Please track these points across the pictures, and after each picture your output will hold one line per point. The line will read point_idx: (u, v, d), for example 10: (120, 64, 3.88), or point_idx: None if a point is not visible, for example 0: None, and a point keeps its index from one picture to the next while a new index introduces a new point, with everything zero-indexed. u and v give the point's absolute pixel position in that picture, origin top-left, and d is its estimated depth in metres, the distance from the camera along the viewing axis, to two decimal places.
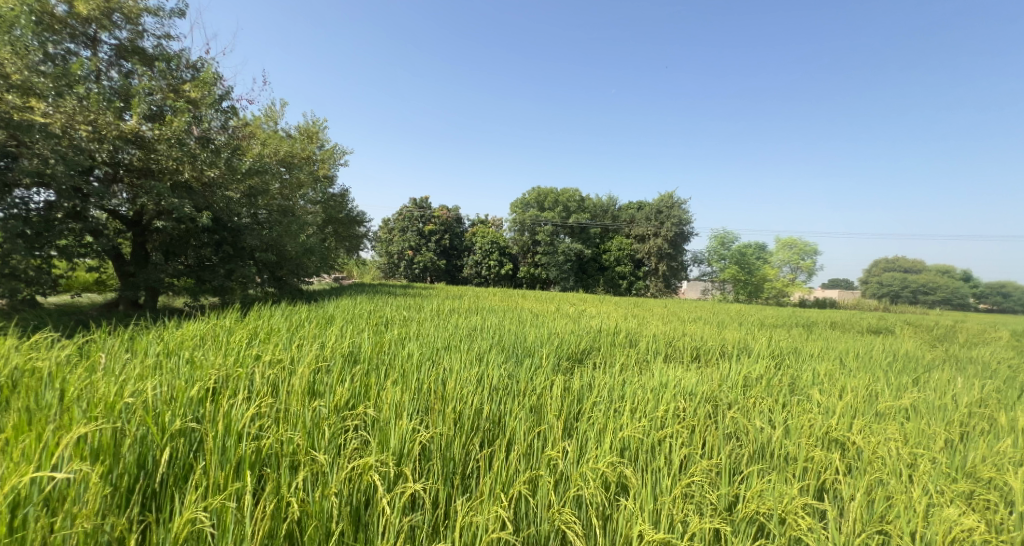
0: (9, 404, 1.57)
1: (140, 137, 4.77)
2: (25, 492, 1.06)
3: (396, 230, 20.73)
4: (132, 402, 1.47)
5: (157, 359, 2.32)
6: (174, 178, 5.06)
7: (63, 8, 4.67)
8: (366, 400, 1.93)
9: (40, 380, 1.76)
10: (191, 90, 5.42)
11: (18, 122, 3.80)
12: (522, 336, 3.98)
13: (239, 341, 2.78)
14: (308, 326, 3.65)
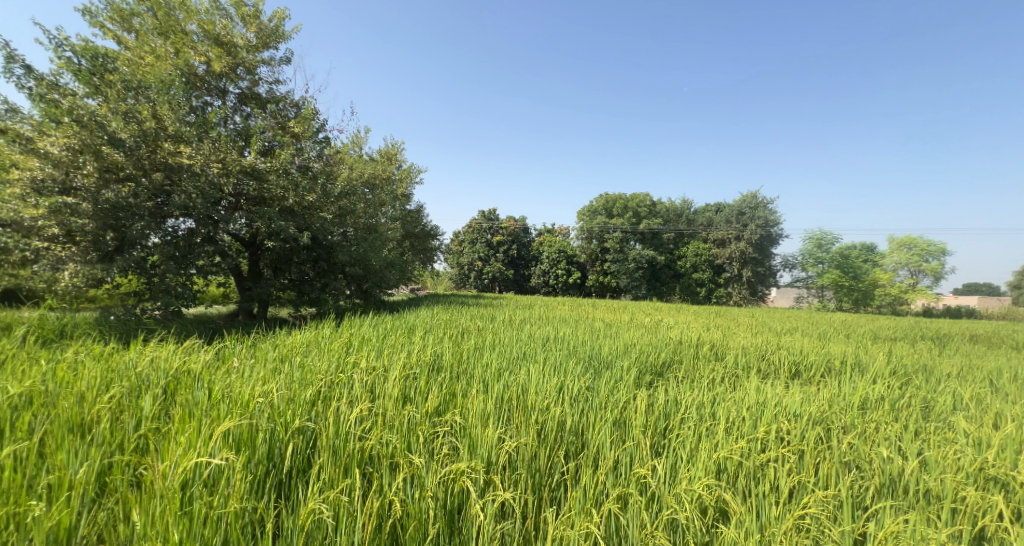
0: (172, 398, 1.90)
1: (256, 171, 5.42)
2: (190, 474, 1.27)
3: (466, 243, 21.45)
4: (262, 402, 1.69)
5: (274, 364, 2.65)
6: (282, 204, 5.75)
7: (202, 67, 5.61)
8: (451, 407, 2.02)
9: (192, 379, 2.09)
10: (296, 126, 6.14)
11: (172, 165, 4.67)
12: (597, 347, 3.90)
13: (339, 349, 3.07)
14: (393, 335, 3.92)
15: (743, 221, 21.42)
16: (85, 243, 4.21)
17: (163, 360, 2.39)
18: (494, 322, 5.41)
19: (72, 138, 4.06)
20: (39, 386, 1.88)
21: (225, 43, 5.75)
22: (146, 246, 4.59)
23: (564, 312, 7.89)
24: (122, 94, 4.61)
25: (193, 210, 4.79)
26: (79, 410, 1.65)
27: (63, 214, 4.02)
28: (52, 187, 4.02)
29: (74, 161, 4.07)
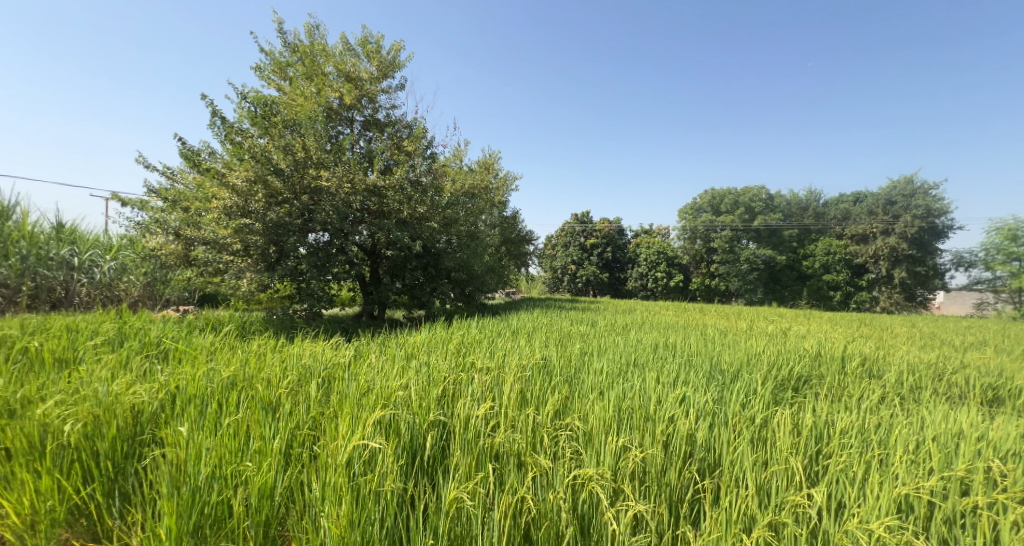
0: (330, 386, 2.20)
1: (376, 189, 6.03)
2: (352, 454, 1.45)
3: (559, 247, 21.37)
4: (401, 395, 1.86)
5: (404, 361, 2.90)
6: (398, 216, 6.30)
7: (337, 101, 6.38)
8: (570, 411, 1.99)
9: (344, 371, 2.40)
10: (409, 145, 6.71)
11: (315, 188, 5.38)
12: (717, 356, 3.55)
13: (455, 350, 3.26)
14: (495, 338, 4.03)
15: (894, 211, 17.97)
16: (257, 256, 5.08)
17: (319, 353, 2.78)
18: (596, 327, 5.26)
19: (250, 171, 5.01)
20: (239, 370, 2.34)
21: (355, 79, 6.51)
22: (299, 257, 5.40)
23: (671, 318, 7.39)
24: (282, 131, 5.50)
25: (333, 225, 5.51)
26: (267, 392, 2.01)
27: (242, 233, 4.92)
28: (235, 212, 4.91)
29: (250, 190, 4.97)
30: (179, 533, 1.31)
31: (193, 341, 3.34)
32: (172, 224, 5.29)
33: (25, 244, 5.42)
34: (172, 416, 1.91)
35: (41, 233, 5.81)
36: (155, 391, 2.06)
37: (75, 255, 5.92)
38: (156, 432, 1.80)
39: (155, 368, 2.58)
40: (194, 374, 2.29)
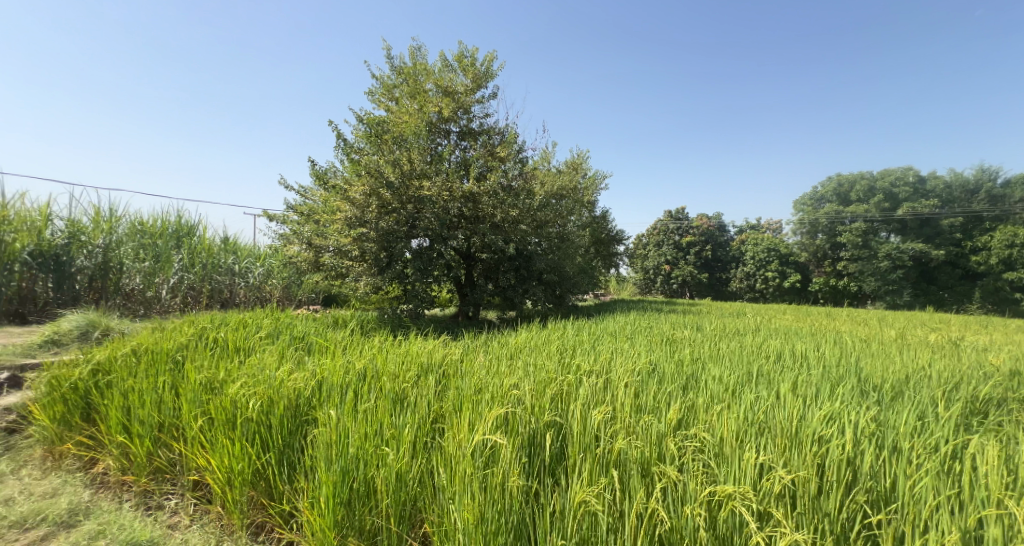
0: (446, 382, 2.32)
1: (471, 195, 6.09)
2: (476, 447, 1.51)
3: (650, 245, 20.23)
4: (515, 394, 1.89)
5: (509, 360, 2.94)
6: (492, 220, 6.31)
7: (437, 115, 6.74)
8: (694, 419, 1.82)
9: (456, 369, 2.52)
10: (501, 151, 6.81)
11: (418, 196, 5.71)
12: (864, 369, 2.99)
13: (556, 352, 3.22)
14: (589, 340, 3.88)
15: None
16: (371, 262, 5.70)
17: (429, 352, 2.95)
18: (701, 331, 4.80)
19: (367, 186, 5.53)
20: (368, 365, 2.61)
21: (452, 93, 6.84)
22: (406, 262, 5.82)
23: (793, 323, 6.50)
24: (392, 147, 5.98)
25: (434, 231, 5.81)
26: (393, 385, 2.20)
27: (361, 239, 5.56)
28: (355, 223, 5.49)
29: (367, 202, 5.51)
30: (335, 501, 1.57)
31: (328, 336, 3.80)
32: (306, 235, 6.08)
33: (207, 255, 6.77)
34: (321, 400, 2.20)
35: (215, 246, 7.16)
36: (309, 378, 2.39)
37: (237, 264, 7.21)
38: (310, 415, 2.10)
39: (305, 359, 3.01)
40: (335, 365, 2.62)
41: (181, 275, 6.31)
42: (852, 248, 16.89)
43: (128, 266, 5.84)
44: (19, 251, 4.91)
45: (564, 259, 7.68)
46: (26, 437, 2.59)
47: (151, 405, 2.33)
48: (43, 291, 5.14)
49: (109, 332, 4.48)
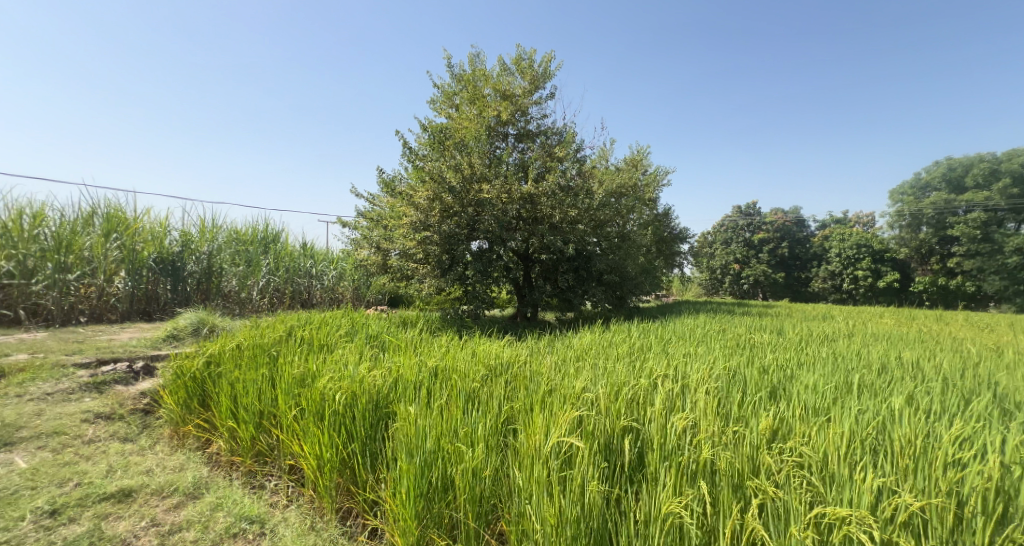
0: (515, 382, 2.32)
1: (530, 197, 5.99)
2: (552, 448, 1.49)
3: (718, 243, 19.05)
4: (587, 396, 1.83)
5: (575, 361, 2.87)
6: (550, 221, 6.19)
7: (495, 119, 6.66)
8: (790, 429, 1.65)
9: (522, 371, 2.50)
10: (559, 151, 6.60)
11: (477, 199, 5.73)
12: (996, 383, 2.53)
13: (620, 354, 3.09)
14: (653, 343, 3.66)
15: None
16: (434, 264, 5.86)
17: (491, 353, 2.96)
18: (783, 336, 4.36)
19: (430, 191, 5.66)
20: (439, 364, 2.67)
21: (510, 96, 6.76)
22: (467, 264, 5.92)
23: (895, 327, 5.72)
24: (453, 153, 6.05)
25: (494, 233, 5.82)
26: (463, 384, 2.24)
27: (426, 243, 5.75)
28: (419, 226, 5.69)
29: (431, 206, 5.65)
30: (415, 493, 1.63)
31: (397, 336, 3.96)
32: (375, 239, 6.43)
33: (289, 259, 7.42)
34: (397, 396, 2.29)
35: (296, 251, 7.84)
36: (385, 375, 2.50)
37: (313, 267, 7.81)
38: (388, 410, 2.20)
39: (379, 357, 3.16)
40: (408, 363, 2.72)
41: (268, 278, 7.00)
42: (967, 241, 14.66)
43: (227, 269, 6.57)
44: (145, 258, 5.74)
45: (626, 259, 7.34)
46: (157, 418, 2.99)
47: (253, 395, 2.58)
48: (164, 292, 5.93)
49: (216, 328, 5.05)
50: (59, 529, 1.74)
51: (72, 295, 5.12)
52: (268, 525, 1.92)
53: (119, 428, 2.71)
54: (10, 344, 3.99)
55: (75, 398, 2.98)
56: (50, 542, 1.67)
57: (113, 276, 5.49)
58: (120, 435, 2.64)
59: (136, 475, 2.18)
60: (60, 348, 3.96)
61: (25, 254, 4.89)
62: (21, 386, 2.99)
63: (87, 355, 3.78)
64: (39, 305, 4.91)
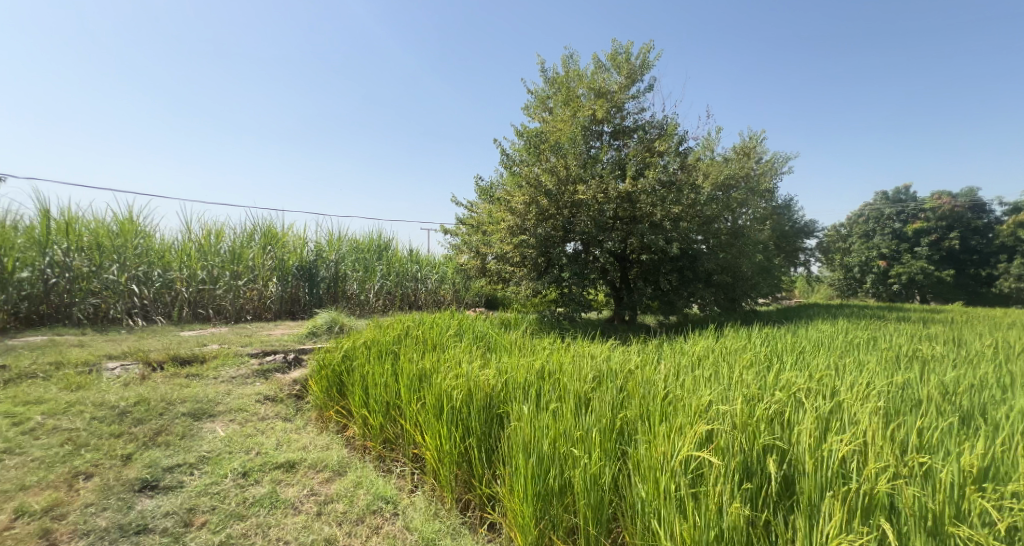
0: (628, 389, 2.22)
1: (629, 195, 5.53)
2: (684, 461, 1.40)
3: (857, 237, 16.26)
4: (716, 408, 1.68)
5: (689, 366, 2.66)
6: (650, 219, 5.62)
7: (589, 119, 6.21)
8: (998, 465, 1.31)
9: (631, 377, 2.39)
10: (660, 146, 6.04)
11: (572, 200, 5.55)
12: None
13: (738, 362, 2.78)
14: (777, 353, 3.21)
15: None
16: (531, 267, 5.86)
17: (595, 358, 2.87)
18: (961, 348, 3.50)
19: (526, 195, 5.58)
20: (545, 366, 2.67)
21: (605, 93, 6.29)
22: (563, 266, 5.86)
23: None
24: (547, 156, 5.87)
25: (590, 234, 5.61)
26: (573, 387, 2.20)
27: (522, 247, 5.68)
28: (516, 230, 5.64)
29: (527, 211, 5.57)
30: (533, 493, 1.66)
31: (500, 337, 4.09)
32: (474, 244, 6.71)
33: (399, 265, 8.07)
34: (507, 396, 2.34)
35: (406, 257, 8.52)
36: (495, 375, 2.57)
37: (419, 271, 8.35)
38: (500, 409, 2.27)
39: (487, 358, 3.26)
40: (514, 365, 2.76)
41: (382, 282, 7.72)
42: None
43: (348, 275, 7.43)
44: (291, 266, 6.78)
45: (741, 257, 6.58)
46: (306, 402, 3.47)
47: (381, 386, 2.86)
48: (304, 295, 6.88)
49: (345, 327, 5.70)
50: (249, 487, 2.12)
51: (242, 297, 6.29)
52: (399, 506, 2.11)
53: (282, 409, 3.22)
54: (205, 336, 5.01)
55: (250, 382, 3.61)
56: (245, 497, 2.03)
57: (268, 281, 6.57)
58: (282, 415, 3.13)
59: (297, 450, 2.56)
60: (237, 341, 4.85)
61: (211, 264, 6.09)
62: (216, 370, 3.71)
63: (254, 347, 4.55)
64: (220, 304, 6.10)
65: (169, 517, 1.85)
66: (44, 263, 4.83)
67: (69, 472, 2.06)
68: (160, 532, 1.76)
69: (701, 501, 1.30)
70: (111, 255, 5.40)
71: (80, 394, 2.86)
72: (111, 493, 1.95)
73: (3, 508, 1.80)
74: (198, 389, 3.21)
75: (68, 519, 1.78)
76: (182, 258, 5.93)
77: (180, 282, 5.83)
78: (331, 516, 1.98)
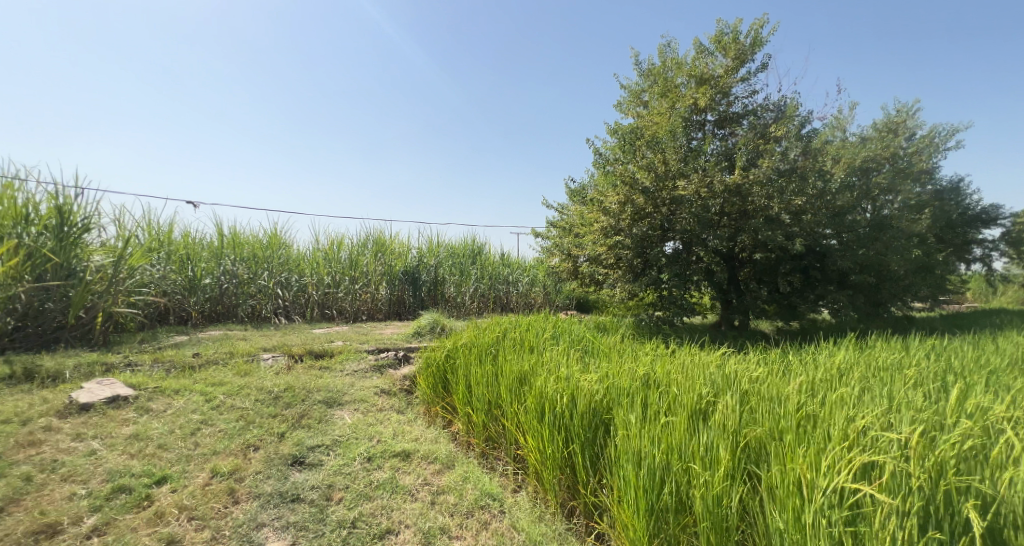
0: (751, 404, 2.00)
1: (738, 189, 5.02)
2: (833, 494, 1.22)
3: None
4: (871, 433, 1.44)
5: (824, 379, 2.32)
6: (766, 214, 5.01)
7: (691, 108, 5.79)
8: None
9: (754, 390, 2.15)
10: (775, 130, 5.41)
11: (673, 198, 5.14)
12: None
13: (889, 377, 2.35)
14: (943, 370, 2.65)
15: None
16: (626, 269, 5.63)
17: (706, 366, 2.65)
18: None
19: (621, 195, 5.39)
20: (650, 373, 2.54)
21: (708, 79, 5.82)
22: (662, 267, 5.53)
23: None
24: (644, 152, 5.58)
25: (693, 232, 5.17)
26: (686, 397, 2.06)
27: (616, 248, 5.50)
28: (610, 231, 5.49)
29: (621, 211, 5.37)
30: (645, 507, 1.61)
31: (599, 341, 3.98)
32: (566, 246, 6.66)
33: (492, 268, 8.34)
34: (612, 402, 2.26)
35: (499, 261, 8.76)
36: (597, 380, 2.50)
37: (511, 274, 8.52)
38: (605, 416, 2.21)
39: (587, 363, 3.18)
40: (616, 371, 2.67)
41: (476, 285, 8.03)
42: None
43: (446, 279, 7.86)
44: (398, 271, 7.39)
45: (886, 253, 5.57)
46: (416, 397, 3.74)
47: (484, 386, 2.96)
48: (409, 298, 7.44)
49: (445, 327, 6.03)
50: (374, 471, 2.34)
51: (359, 299, 7.01)
52: (505, 504, 2.16)
53: (396, 402, 3.50)
54: (332, 334, 5.67)
55: (368, 375, 4.00)
56: (370, 479, 2.25)
57: (379, 285, 7.23)
58: (396, 407, 3.41)
59: (411, 441, 2.76)
60: (356, 338, 5.41)
61: (334, 270, 6.90)
62: (341, 364, 4.18)
63: (370, 344, 5.03)
64: (343, 305, 6.87)
65: (315, 490, 2.12)
66: (220, 272, 5.90)
67: (243, 444, 2.48)
68: (309, 503, 2.03)
69: (861, 544, 1.14)
70: (262, 264, 6.39)
71: (246, 379, 3.42)
72: (273, 464, 2.30)
73: (203, 468, 2.23)
74: (329, 380, 3.64)
75: (244, 483, 2.14)
76: (312, 266, 6.79)
77: (311, 286, 6.67)
78: (443, 506, 2.10)
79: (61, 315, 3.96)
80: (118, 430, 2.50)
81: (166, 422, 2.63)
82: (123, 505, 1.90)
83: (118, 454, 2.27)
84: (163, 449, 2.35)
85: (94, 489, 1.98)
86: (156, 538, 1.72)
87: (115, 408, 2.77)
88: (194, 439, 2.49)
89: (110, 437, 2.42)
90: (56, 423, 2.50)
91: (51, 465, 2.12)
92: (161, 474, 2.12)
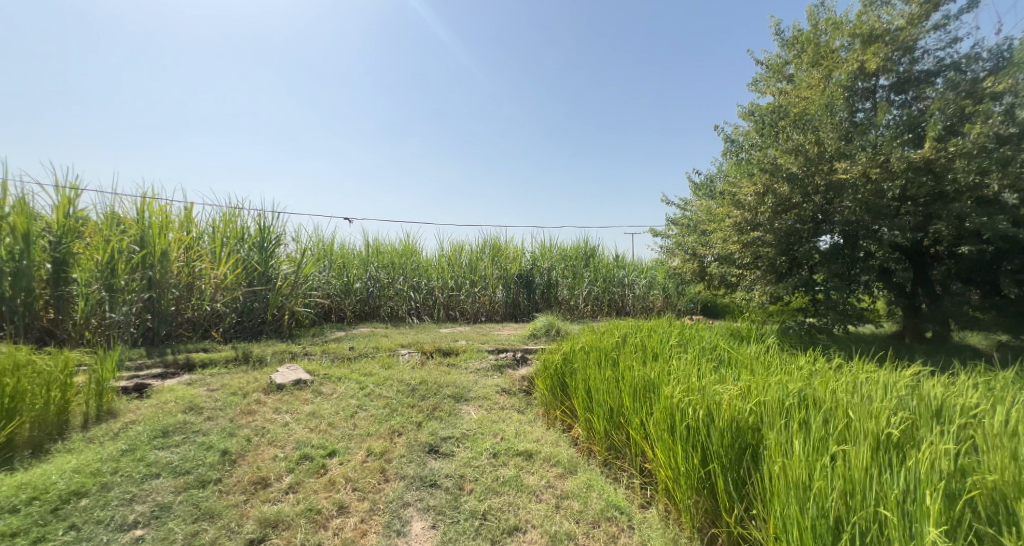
0: (970, 444, 1.52)
1: (932, 164, 4.01)
2: None
3: None
4: None
5: None
6: (978, 194, 3.93)
7: (856, 73, 4.82)
8: None
9: (972, 426, 1.64)
10: (988, 84, 4.18)
11: (834, 184, 4.32)
12: None
13: None
14: None
15: None
16: (766, 268, 4.90)
17: (893, 388, 2.11)
18: None
19: (759, 184, 4.75)
20: (810, 390, 2.12)
21: (880, 34, 4.77)
22: (814, 265, 4.69)
23: None
24: (791, 132, 4.78)
25: (859, 222, 4.29)
26: (867, 424, 1.65)
27: (753, 246, 4.81)
28: (746, 226, 4.85)
29: (759, 202, 4.72)
30: None
31: (740, 351, 3.49)
32: (690, 245, 6.11)
33: (606, 270, 8.04)
34: (761, 422, 1.93)
35: (614, 262, 8.42)
36: (740, 396, 2.17)
37: (627, 276, 8.10)
38: (752, 438, 1.89)
39: (725, 374, 2.80)
40: (762, 385, 2.29)
41: (590, 288, 7.83)
42: None
43: (559, 282, 7.83)
44: (514, 274, 7.57)
45: None
46: (535, 398, 3.72)
47: (607, 393, 2.78)
48: (523, 300, 7.57)
49: (561, 330, 5.96)
50: (499, 468, 2.35)
51: (478, 302, 7.32)
52: (634, 520, 1.98)
53: (518, 402, 3.53)
54: (456, 333, 6.00)
55: (491, 374, 4.11)
56: (496, 475, 2.26)
57: (496, 288, 7.48)
58: (518, 407, 3.43)
59: (536, 443, 2.73)
60: (477, 338, 5.65)
61: (457, 274, 7.31)
62: (467, 362, 4.37)
63: (490, 345, 5.19)
64: (463, 307, 7.25)
65: (449, 478, 2.20)
66: (367, 277, 6.71)
67: (390, 429, 2.71)
68: (444, 490, 2.11)
69: None
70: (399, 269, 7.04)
71: (389, 372, 3.76)
72: (414, 450, 2.46)
73: (361, 446, 2.48)
74: (457, 376, 3.82)
75: (392, 464, 2.32)
76: (439, 270, 7.27)
77: (438, 289, 7.16)
78: (567, 512, 2.01)
79: (264, 313, 4.84)
80: (302, 407, 2.93)
81: (334, 404, 3.01)
82: (307, 470, 2.20)
83: (302, 427, 2.65)
84: (332, 427, 2.69)
85: (288, 453, 2.33)
86: (331, 502, 1.95)
87: (299, 389, 3.27)
88: (353, 421, 2.79)
89: (296, 412, 2.85)
90: (262, 397, 3.04)
91: (261, 430, 2.56)
92: (331, 447, 2.41)
